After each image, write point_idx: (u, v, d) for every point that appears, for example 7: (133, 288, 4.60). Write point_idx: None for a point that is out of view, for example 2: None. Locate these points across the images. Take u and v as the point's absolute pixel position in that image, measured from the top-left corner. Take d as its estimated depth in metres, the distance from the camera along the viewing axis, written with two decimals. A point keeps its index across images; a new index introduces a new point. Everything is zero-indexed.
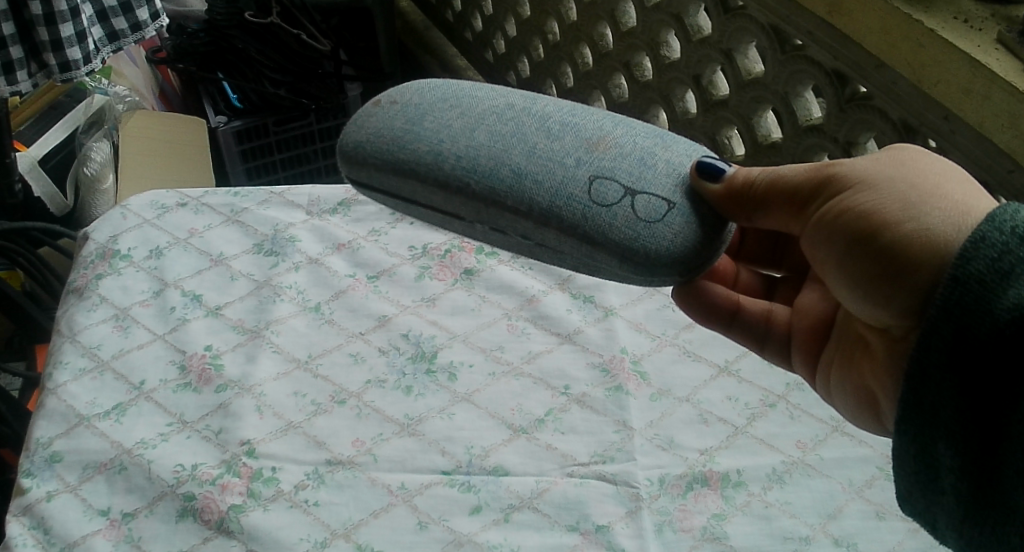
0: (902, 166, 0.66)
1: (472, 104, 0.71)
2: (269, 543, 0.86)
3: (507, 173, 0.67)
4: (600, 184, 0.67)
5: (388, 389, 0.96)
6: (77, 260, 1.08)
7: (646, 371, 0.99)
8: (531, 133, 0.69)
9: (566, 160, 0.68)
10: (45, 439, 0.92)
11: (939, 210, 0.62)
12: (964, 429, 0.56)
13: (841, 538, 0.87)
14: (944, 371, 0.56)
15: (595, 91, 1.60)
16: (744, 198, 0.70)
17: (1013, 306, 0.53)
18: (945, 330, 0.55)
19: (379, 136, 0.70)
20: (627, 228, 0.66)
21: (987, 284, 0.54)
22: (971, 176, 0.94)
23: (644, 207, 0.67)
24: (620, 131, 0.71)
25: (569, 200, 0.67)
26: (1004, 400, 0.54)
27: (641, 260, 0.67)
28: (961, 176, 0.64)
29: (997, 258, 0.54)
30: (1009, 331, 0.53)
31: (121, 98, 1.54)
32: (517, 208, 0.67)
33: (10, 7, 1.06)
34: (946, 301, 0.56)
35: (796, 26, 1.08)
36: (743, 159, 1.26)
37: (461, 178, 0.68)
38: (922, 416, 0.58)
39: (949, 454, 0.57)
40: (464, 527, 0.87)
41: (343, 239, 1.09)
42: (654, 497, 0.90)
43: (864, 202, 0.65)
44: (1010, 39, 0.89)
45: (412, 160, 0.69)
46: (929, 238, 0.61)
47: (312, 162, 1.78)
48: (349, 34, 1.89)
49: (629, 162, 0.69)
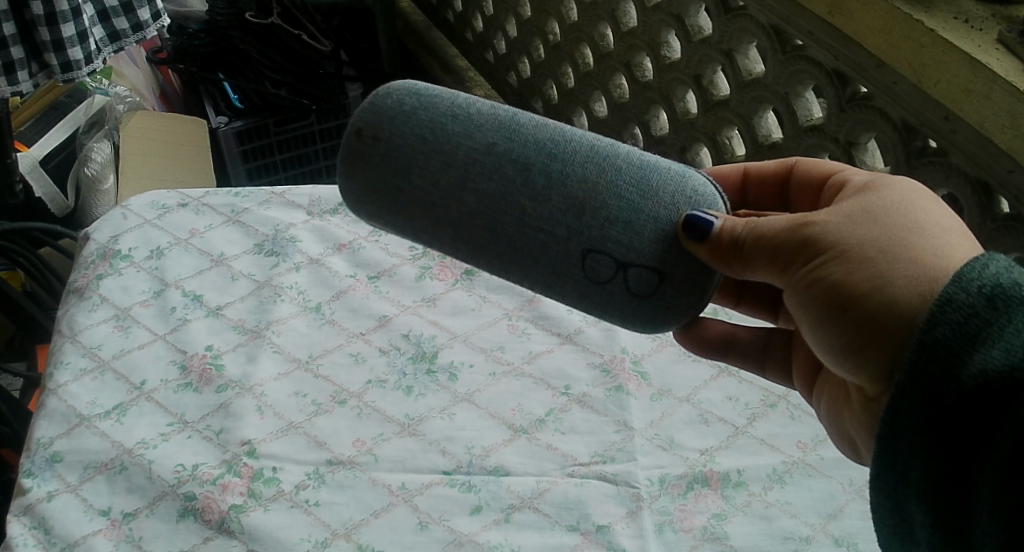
0: (876, 223, 0.64)
1: (454, 149, 0.72)
2: (269, 543, 0.86)
3: (502, 246, 0.72)
4: (592, 259, 0.71)
5: (388, 390, 0.96)
6: (77, 260, 1.08)
7: (646, 371, 0.99)
8: (516, 192, 0.71)
9: (556, 231, 0.71)
10: (45, 439, 0.92)
11: (906, 278, 0.62)
12: (934, 491, 0.57)
13: (841, 538, 0.87)
14: (913, 434, 0.57)
15: (595, 91, 1.60)
16: (727, 256, 0.68)
17: (977, 372, 0.55)
18: (913, 396, 0.57)
19: (380, 196, 0.73)
20: (620, 303, 0.72)
21: (952, 349, 0.56)
22: (971, 174, 0.95)
23: (635, 280, 0.71)
24: (605, 183, 0.71)
25: (564, 275, 0.72)
26: (969, 462, 0.56)
27: (635, 322, 0.73)
28: (933, 233, 0.63)
29: (963, 322, 0.56)
30: (973, 397, 0.55)
31: (121, 98, 1.52)
32: (518, 279, 0.74)
33: (10, 7, 1.06)
34: (913, 367, 0.57)
35: (795, 26, 1.09)
36: (743, 159, 1.27)
37: (465, 250, 0.74)
38: (895, 476, 0.59)
39: (921, 512, 0.58)
40: (464, 527, 0.87)
41: (343, 239, 1.10)
42: (654, 496, 0.90)
43: (835, 268, 0.64)
44: (1010, 39, 0.89)
45: (418, 227, 0.74)
46: (897, 310, 0.61)
47: (313, 163, 1.78)
48: (350, 34, 1.89)
49: (617, 228, 0.70)
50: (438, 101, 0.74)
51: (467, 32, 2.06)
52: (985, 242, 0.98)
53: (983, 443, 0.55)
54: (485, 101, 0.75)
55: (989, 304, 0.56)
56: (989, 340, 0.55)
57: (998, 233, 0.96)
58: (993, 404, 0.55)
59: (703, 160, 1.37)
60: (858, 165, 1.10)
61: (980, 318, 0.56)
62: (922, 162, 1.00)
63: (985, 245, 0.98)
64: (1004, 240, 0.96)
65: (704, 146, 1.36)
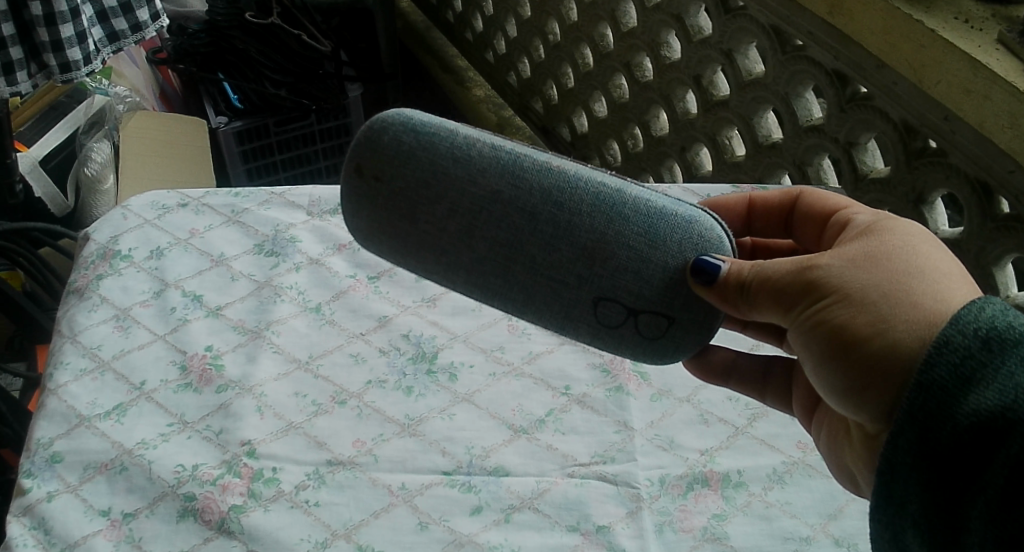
0: (878, 268, 0.67)
1: (459, 197, 0.73)
2: (269, 544, 0.86)
3: (517, 289, 0.75)
4: (603, 306, 0.75)
5: (388, 390, 0.96)
6: (77, 260, 1.08)
7: (646, 371, 0.99)
8: (526, 238, 0.73)
9: (568, 280, 0.74)
10: (45, 439, 0.92)
11: (907, 322, 0.65)
12: (929, 522, 0.61)
13: (841, 538, 0.87)
14: (909, 468, 0.61)
15: (595, 91, 1.60)
16: (734, 296, 0.72)
17: (971, 412, 0.58)
18: (910, 434, 0.60)
19: (389, 239, 0.75)
20: (630, 343, 0.77)
21: (948, 389, 0.59)
22: (970, 173, 0.96)
23: (647, 322, 0.76)
24: (613, 233, 0.72)
25: (575, 319, 0.76)
26: (961, 497, 0.59)
27: (644, 357, 0.78)
28: (932, 277, 0.67)
29: (959, 363, 0.60)
30: (967, 436, 0.58)
31: (121, 98, 1.52)
32: (532, 319, 0.77)
33: (10, 7, 1.06)
34: (911, 406, 0.60)
35: (795, 26, 1.09)
36: (744, 159, 1.27)
37: (479, 292, 0.76)
38: (892, 507, 0.63)
39: (917, 541, 0.62)
40: (464, 527, 0.87)
41: (343, 239, 1.10)
42: (654, 497, 0.90)
43: (839, 314, 0.67)
44: (1010, 39, 0.89)
45: (428, 266, 0.76)
46: (898, 352, 0.64)
47: (312, 163, 1.79)
48: (350, 35, 1.91)
49: (626, 276, 0.73)
50: (437, 142, 0.73)
51: (467, 32, 2.06)
52: (985, 242, 0.98)
53: (976, 477, 0.59)
54: (484, 140, 0.73)
55: (984, 346, 0.59)
56: (983, 381, 0.59)
57: (997, 234, 0.96)
58: (985, 443, 0.58)
59: (704, 160, 1.38)
60: (858, 165, 1.10)
61: (975, 360, 0.59)
62: (922, 162, 1.01)
63: (985, 244, 0.98)
64: (1003, 240, 0.96)
65: (704, 146, 1.36)
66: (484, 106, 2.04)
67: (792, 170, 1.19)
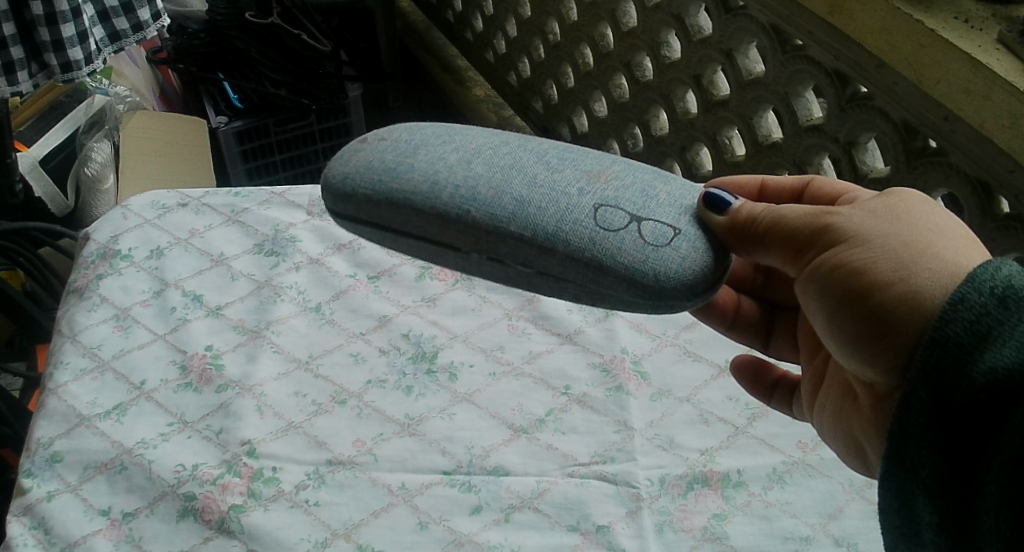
0: (897, 220, 0.67)
1: (461, 139, 0.74)
2: (269, 543, 0.86)
3: (508, 200, 0.69)
4: (605, 211, 0.69)
5: (388, 389, 0.96)
6: (78, 260, 1.08)
7: (646, 371, 0.99)
8: (530, 167, 0.71)
9: (568, 189, 0.70)
10: (45, 439, 0.92)
11: (929, 270, 0.63)
12: (942, 489, 0.58)
13: (841, 538, 0.87)
14: (921, 428, 0.58)
15: (595, 90, 1.60)
16: (747, 234, 0.71)
17: (987, 369, 0.56)
18: (922, 393, 0.58)
19: (370, 169, 0.72)
20: (634, 251, 0.68)
21: (963, 346, 0.57)
22: (970, 174, 0.96)
23: (652, 233, 0.69)
24: (619, 168, 0.73)
25: (572, 221, 0.68)
26: (976, 460, 0.57)
27: (649, 286, 0.68)
28: (954, 236, 0.65)
29: (975, 320, 0.58)
30: (983, 395, 0.56)
31: (121, 98, 1.53)
32: (517, 230, 0.68)
33: (10, 7, 1.06)
34: (924, 364, 0.58)
35: (796, 26, 1.09)
36: (743, 159, 1.27)
37: (461, 203, 0.69)
38: (902, 474, 0.60)
39: (928, 510, 0.59)
40: (464, 526, 0.87)
41: (343, 239, 1.09)
42: (654, 496, 0.90)
43: (857, 259, 0.66)
44: (1010, 39, 0.89)
45: (405, 190, 0.70)
46: (918, 300, 0.62)
47: (312, 163, 1.79)
48: (350, 34, 2.01)
49: (630, 194, 0.71)
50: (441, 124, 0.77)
51: (467, 32, 2.06)
52: (985, 240, 0.98)
53: (989, 440, 0.56)
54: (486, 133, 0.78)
55: (1000, 304, 0.57)
56: (1000, 339, 0.56)
57: (998, 234, 0.97)
58: (1004, 403, 0.56)
59: (704, 160, 1.38)
60: (858, 165, 1.10)
61: (991, 317, 0.57)
62: (922, 161, 1.01)
63: (986, 244, 0.99)
64: (1003, 240, 0.97)
65: (704, 146, 1.36)
66: (484, 106, 2.05)
67: (792, 170, 1.19)
